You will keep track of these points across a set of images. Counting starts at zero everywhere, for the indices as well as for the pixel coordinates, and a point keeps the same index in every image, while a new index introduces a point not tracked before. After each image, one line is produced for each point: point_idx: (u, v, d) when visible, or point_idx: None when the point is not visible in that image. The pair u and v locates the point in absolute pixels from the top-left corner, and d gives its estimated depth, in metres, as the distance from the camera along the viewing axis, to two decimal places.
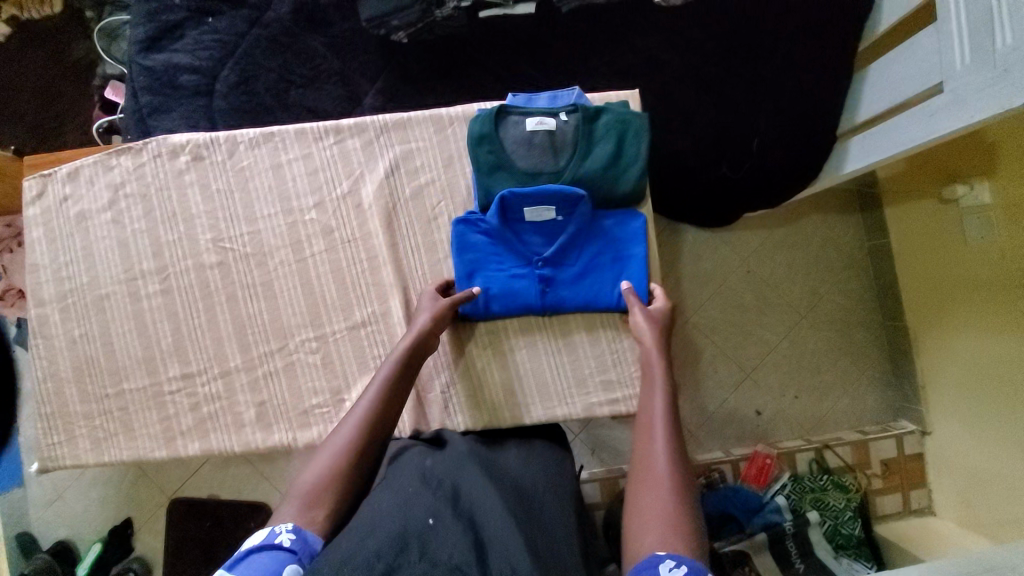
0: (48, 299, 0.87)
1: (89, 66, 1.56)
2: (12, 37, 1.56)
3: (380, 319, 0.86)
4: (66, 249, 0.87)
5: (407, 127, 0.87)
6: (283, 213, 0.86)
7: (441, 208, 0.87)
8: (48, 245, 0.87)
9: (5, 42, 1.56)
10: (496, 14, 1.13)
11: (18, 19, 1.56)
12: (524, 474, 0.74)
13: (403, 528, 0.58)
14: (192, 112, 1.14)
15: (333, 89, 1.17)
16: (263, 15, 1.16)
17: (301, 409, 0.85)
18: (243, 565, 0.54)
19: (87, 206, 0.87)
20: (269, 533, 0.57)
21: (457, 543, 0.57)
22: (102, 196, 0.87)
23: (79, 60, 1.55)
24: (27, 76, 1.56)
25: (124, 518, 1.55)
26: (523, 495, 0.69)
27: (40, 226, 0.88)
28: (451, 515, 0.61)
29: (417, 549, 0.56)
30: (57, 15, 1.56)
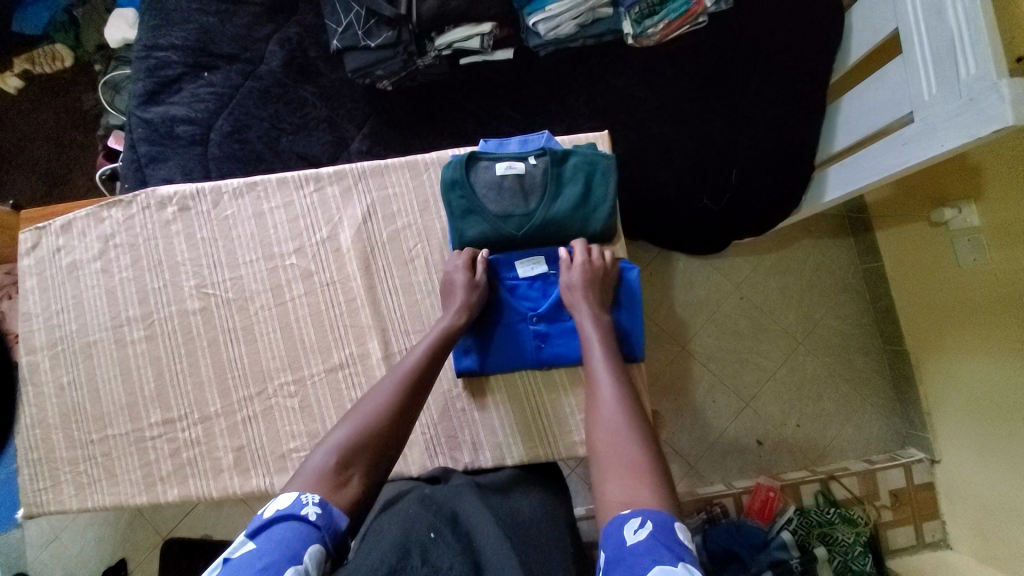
0: (38, 346, 0.89)
1: (98, 116, 1.65)
2: (27, 90, 1.66)
3: (358, 360, 0.87)
4: (58, 298, 0.90)
5: (384, 174, 0.89)
6: (264, 259, 0.89)
7: (417, 251, 0.88)
8: (40, 294, 0.90)
9: (21, 95, 1.66)
10: (476, 59, 1.17)
11: (30, 73, 1.65)
12: (523, 505, 0.74)
13: (406, 538, 0.59)
14: (188, 160, 1.19)
15: (320, 135, 1.21)
16: (257, 68, 1.23)
17: (278, 453, 0.85)
18: (264, 536, 0.52)
19: (79, 256, 0.90)
20: (294, 503, 0.57)
21: (455, 555, 0.58)
22: (93, 246, 0.90)
23: (89, 110, 1.64)
24: (41, 127, 1.65)
25: (118, 559, 1.59)
26: (520, 521, 0.69)
27: (35, 276, 0.91)
28: (451, 533, 0.61)
29: (419, 555, 0.57)
30: (67, 69, 1.65)
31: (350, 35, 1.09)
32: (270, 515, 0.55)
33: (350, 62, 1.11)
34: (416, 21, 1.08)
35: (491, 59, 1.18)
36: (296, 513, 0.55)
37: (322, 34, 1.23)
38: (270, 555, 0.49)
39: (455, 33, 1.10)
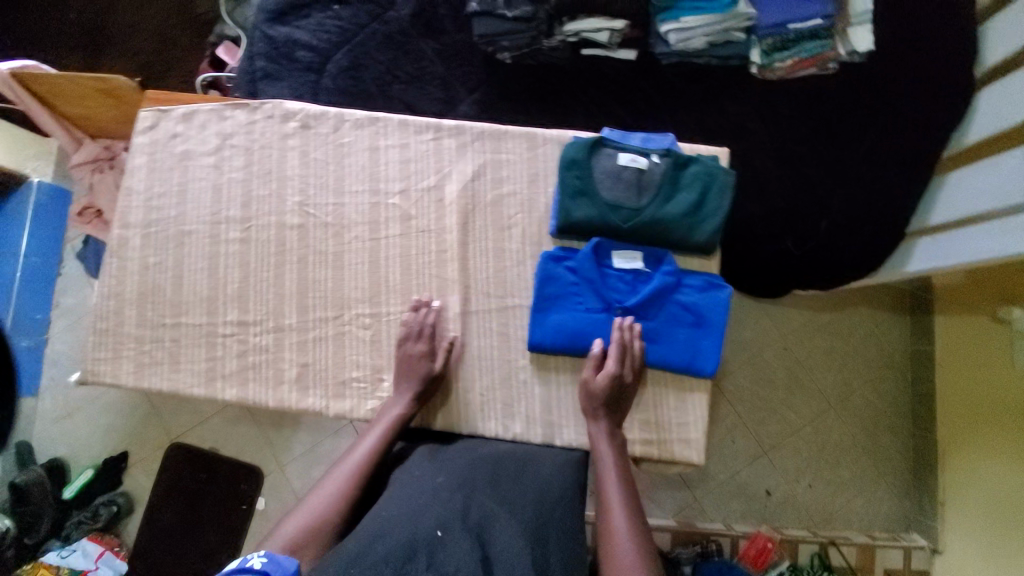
0: (133, 223, 0.90)
1: (206, 23, 1.68)
2: None
3: (435, 310, 0.88)
4: (163, 181, 0.91)
5: (502, 139, 0.90)
6: (369, 192, 0.90)
7: (516, 220, 0.89)
8: (147, 174, 0.91)
9: None
10: (597, 53, 1.21)
11: None
12: (547, 484, 0.75)
13: (413, 537, 0.61)
14: (301, 84, 1.24)
15: (430, 91, 1.23)
16: (385, 13, 1.26)
17: (339, 379, 0.87)
18: None
19: (193, 147, 0.92)
20: (241, 561, 0.57)
21: (465, 556, 0.59)
22: (209, 141, 0.92)
23: (199, 15, 1.68)
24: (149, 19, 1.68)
25: (121, 451, 1.65)
26: (542, 506, 0.71)
27: (144, 155, 0.92)
28: (459, 528, 0.63)
29: (424, 558, 0.58)
30: None
31: (490, 1, 1.12)
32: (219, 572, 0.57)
33: (480, 27, 1.14)
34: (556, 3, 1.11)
35: (611, 55, 1.21)
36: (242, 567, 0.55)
37: None
38: None
39: (586, 23, 1.14)
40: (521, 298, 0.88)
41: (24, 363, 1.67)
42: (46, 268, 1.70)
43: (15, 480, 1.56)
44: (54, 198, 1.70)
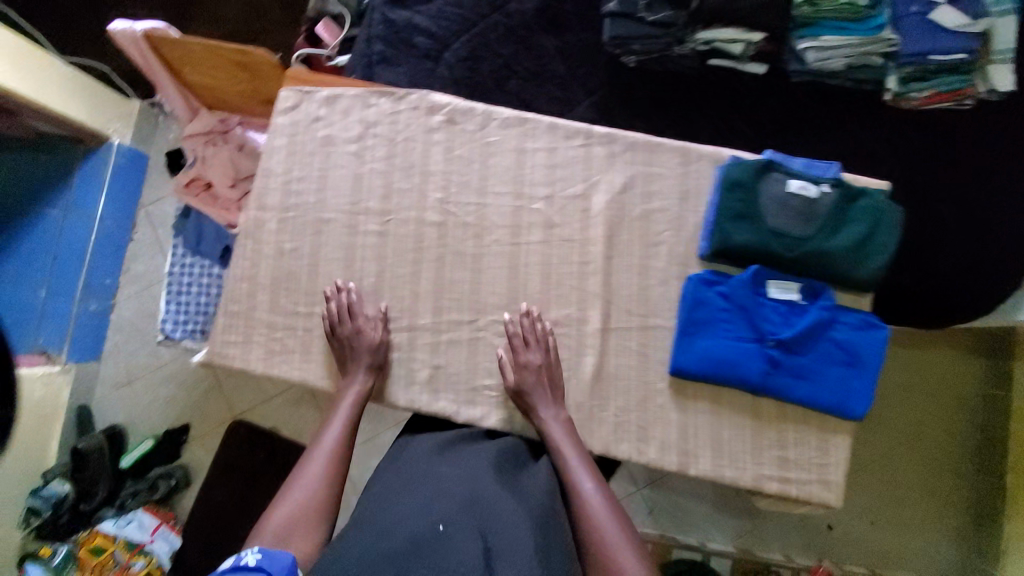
0: (271, 206, 0.88)
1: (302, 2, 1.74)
2: None
3: (575, 323, 0.85)
4: (304, 165, 0.89)
5: (656, 151, 0.87)
6: (512, 196, 0.87)
7: (664, 237, 0.86)
8: (286, 156, 0.89)
9: None
10: (725, 65, 1.16)
11: None
12: (537, 483, 0.75)
13: (415, 536, 0.61)
14: (417, 72, 1.20)
15: (549, 89, 1.19)
16: (506, 5, 1.23)
17: (470, 385, 0.85)
18: None
19: (335, 132, 0.89)
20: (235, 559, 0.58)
21: (469, 552, 0.59)
22: (353, 128, 0.89)
23: None
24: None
25: (183, 424, 1.66)
26: (536, 502, 0.70)
27: (285, 137, 0.90)
28: (460, 523, 0.63)
29: (427, 553, 0.58)
30: None
31: (630, 2, 1.08)
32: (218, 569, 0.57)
33: (614, 28, 1.11)
34: (699, 10, 1.07)
35: (740, 69, 1.17)
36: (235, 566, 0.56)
37: None
38: None
39: (723, 33, 1.10)
40: (664, 320, 0.85)
41: (92, 325, 1.68)
42: (118, 233, 1.73)
43: (78, 446, 1.55)
44: (132, 162, 1.74)
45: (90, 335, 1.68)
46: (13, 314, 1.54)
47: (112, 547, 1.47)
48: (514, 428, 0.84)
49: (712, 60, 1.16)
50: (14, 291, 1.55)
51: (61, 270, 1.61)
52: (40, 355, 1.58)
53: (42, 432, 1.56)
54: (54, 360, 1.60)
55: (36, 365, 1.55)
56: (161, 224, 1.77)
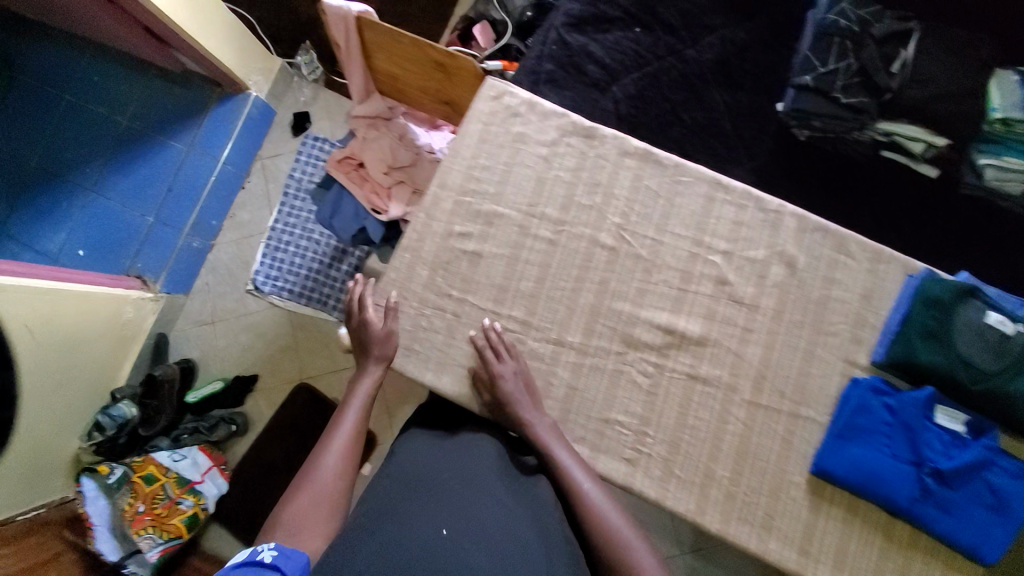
0: (450, 185, 0.89)
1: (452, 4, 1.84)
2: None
3: (723, 387, 0.81)
4: (491, 155, 0.89)
5: (846, 243, 0.85)
6: (691, 242, 0.85)
7: (837, 329, 0.83)
8: (477, 141, 0.90)
9: None
10: (897, 159, 1.13)
11: None
12: (537, 492, 0.75)
13: (420, 543, 0.61)
14: (582, 97, 1.20)
15: (711, 144, 1.17)
16: (684, 50, 1.21)
17: (605, 417, 0.82)
18: None
19: (530, 132, 0.90)
20: (250, 552, 0.60)
21: (471, 555, 0.60)
22: (548, 132, 0.90)
23: None
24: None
25: (252, 374, 1.72)
26: (533, 508, 0.72)
27: (480, 123, 0.90)
28: (461, 529, 0.63)
29: (431, 558, 0.59)
30: None
31: (827, 80, 1.08)
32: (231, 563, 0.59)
33: (801, 101, 1.10)
34: (892, 102, 1.08)
35: (912, 168, 1.13)
36: (252, 560, 0.58)
37: (764, 53, 1.20)
38: None
39: (907, 128, 1.09)
40: (816, 415, 0.82)
41: (186, 260, 1.74)
42: (234, 178, 1.79)
43: (154, 373, 1.60)
44: (261, 116, 1.79)
45: (184, 269, 1.73)
46: (126, 235, 1.66)
47: (162, 478, 1.49)
48: (635, 488, 0.80)
49: (884, 150, 1.13)
50: (128, 212, 1.66)
51: (174, 202, 1.67)
52: (139, 279, 1.65)
53: (121, 355, 1.60)
54: (149, 287, 1.66)
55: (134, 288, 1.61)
56: (272, 178, 1.83)
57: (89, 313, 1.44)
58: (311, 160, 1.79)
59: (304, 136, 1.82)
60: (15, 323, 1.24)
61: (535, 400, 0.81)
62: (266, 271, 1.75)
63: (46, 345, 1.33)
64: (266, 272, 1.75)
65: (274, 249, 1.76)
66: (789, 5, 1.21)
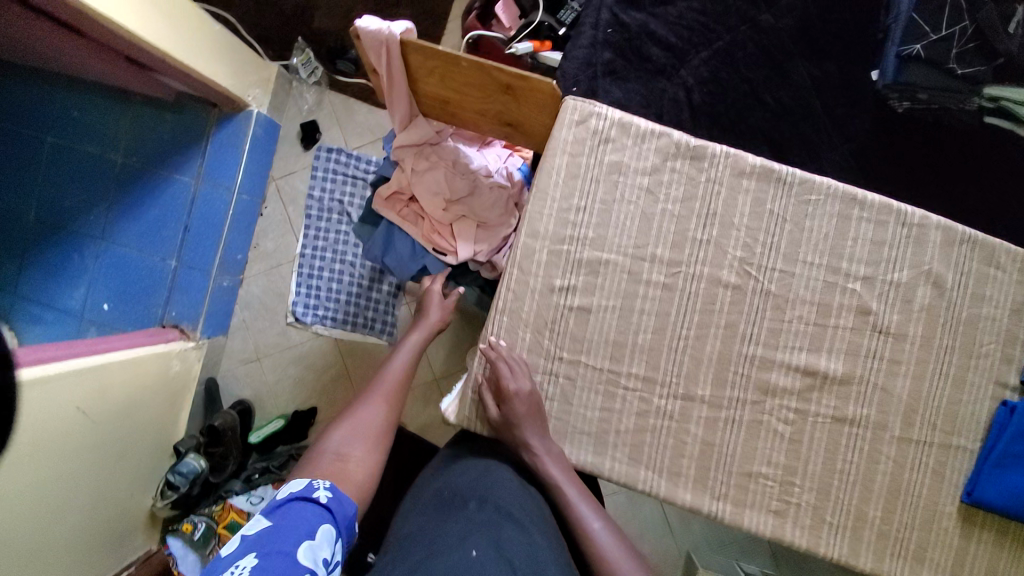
0: (543, 233, 0.78)
1: None
2: None
3: (871, 426, 0.76)
4: (586, 192, 0.78)
5: (996, 252, 0.76)
6: (826, 269, 0.76)
7: (988, 347, 0.76)
8: (567, 178, 0.78)
9: None
10: (1002, 125, 0.99)
11: None
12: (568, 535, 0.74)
13: (450, 561, 0.61)
14: (649, 89, 1.04)
15: (801, 127, 1.03)
16: (760, 16, 1.04)
17: (745, 470, 0.77)
18: (285, 507, 0.65)
19: (627, 159, 0.77)
20: (309, 486, 0.69)
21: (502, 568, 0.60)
22: (647, 157, 0.77)
23: None
24: None
25: (311, 407, 1.67)
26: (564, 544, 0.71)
27: (567, 155, 0.78)
28: (490, 544, 0.64)
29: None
30: None
31: (940, 49, 0.95)
32: (291, 487, 0.69)
33: (906, 73, 0.97)
34: (1006, 65, 0.97)
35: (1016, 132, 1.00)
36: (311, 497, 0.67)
37: (853, 10, 1.03)
38: (289, 532, 0.63)
39: (1019, 92, 0.97)
40: (966, 441, 0.77)
41: (220, 302, 1.64)
42: (251, 206, 1.65)
43: (214, 422, 1.56)
44: (267, 133, 1.61)
45: (219, 310, 1.64)
46: (153, 283, 1.56)
47: None
48: (783, 537, 0.77)
49: (987, 117, 0.99)
50: (149, 258, 1.54)
51: (194, 243, 1.55)
52: (176, 330, 1.56)
53: (175, 410, 1.54)
54: (190, 336, 1.58)
55: (175, 341, 1.53)
56: (291, 199, 1.69)
57: (135, 380, 1.36)
58: (329, 175, 1.64)
59: (317, 148, 1.66)
60: (69, 408, 1.16)
61: (541, 421, 0.76)
62: (304, 302, 1.67)
63: (105, 420, 1.27)
64: (305, 303, 1.66)
65: (309, 277, 1.66)
66: None
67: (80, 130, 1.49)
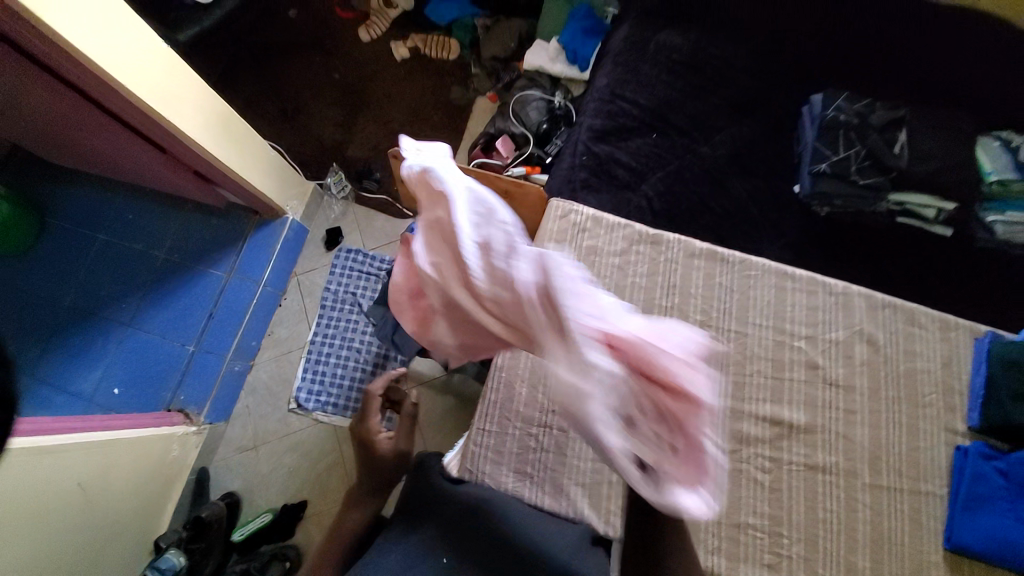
0: None
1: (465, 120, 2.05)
2: (428, 89, 2.09)
3: (840, 473, 0.83)
4: None
5: (918, 315, 0.91)
6: (774, 331, 0.90)
7: (930, 398, 0.87)
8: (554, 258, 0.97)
9: (417, 86, 2.09)
10: (913, 224, 1.23)
11: (417, 52, 2.12)
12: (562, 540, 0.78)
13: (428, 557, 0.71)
14: (618, 199, 1.31)
15: (745, 228, 1.26)
16: (699, 148, 1.34)
17: (734, 521, 0.82)
18: None
19: (601, 244, 0.97)
20: None
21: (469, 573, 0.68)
22: (617, 243, 0.97)
23: (463, 114, 2.05)
24: (433, 112, 2.06)
25: (302, 499, 1.64)
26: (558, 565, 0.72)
27: (553, 241, 0.98)
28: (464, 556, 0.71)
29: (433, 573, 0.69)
30: (458, 88, 2.08)
31: (842, 165, 1.19)
32: None
33: (820, 184, 1.21)
34: (902, 177, 1.19)
35: (927, 229, 1.23)
36: None
37: (772, 143, 1.33)
38: None
39: (916, 197, 1.20)
40: (934, 487, 0.84)
41: (226, 387, 1.70)
42: (271, 298, 1.82)
43: (201, 512, 1.52)
44: (296, 236, 1.86)
45: (226, 395, 1.71)
46: (169, 368, 1.64)
47: None
48: None
49: (900, 218, 1.23)
50: (171, 344, 1.64)
51: (215, 329, 1.67)
52: (180, 414, 1.61)
53: (164, 495, 1.51)
54: (193, 420, 1.62)
55: (178, 424, 1.57)
56: (309, 292, 1.87)
57: (136, 458, 1.37)
58: (345, 272, 1.83)
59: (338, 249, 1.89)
60: (71, 484, 1.17)
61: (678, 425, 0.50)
62: (308, 388, 1.70)
63: (101, 503, 1.26)
64: (308, 389, 1.70)
65: (315, 363, 1.72)
66: (783, 101, 1.36)
67: (130, 230, 1.69)
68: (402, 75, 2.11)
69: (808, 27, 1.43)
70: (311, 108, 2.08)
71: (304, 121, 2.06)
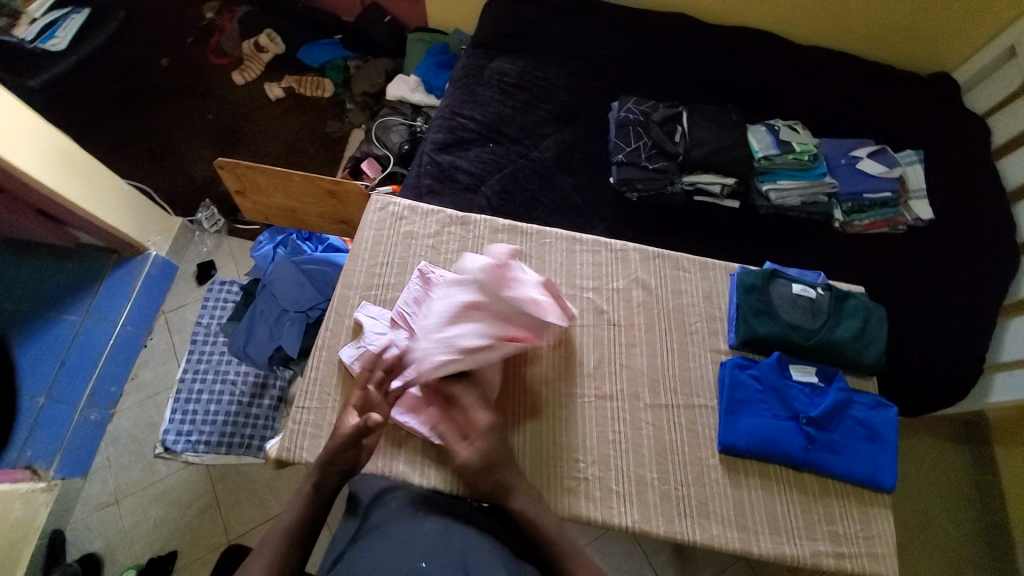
0: (356, 283, 1.06)
1: (341, 150, 2.14)
2: (303, 123, 2.18)
3: (626, 398, 1.01)
4: (389, 253, 1.08)
5: (680, 260, 1.13)
6: (567, 287, 1.09)
7: (698, 326, 1.08)
8: (373, 243, 1.08)
9: (291, 122, 2.18)
10: (707, 200, 1.47)
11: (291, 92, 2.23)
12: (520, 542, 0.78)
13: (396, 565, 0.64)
14: (460, 201, 1.44)
15: (572, 216, 1.44)
16: (530, 152, 1.52)
17: (537, 455, 0.95)
18: None
19: (416, 229, 1.11)
20: None
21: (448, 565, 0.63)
22: (430, 226, 1.12)
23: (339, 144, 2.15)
24: (308, 144, 2.14)
25: (171, 550, 1.50)
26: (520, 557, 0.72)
27: (372, 230, 1.10)
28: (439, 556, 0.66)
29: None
30: (333, 121, 2.19)
31: (634, 154, 1.42)
32: None
33: (623, 171, 1.42)
34: (685, 161, 1.41)
35: (719, 204, 1.48)
36: None
37: (590, 145, 1.55)
38: None
39: (703, 176, 1.43)
40: (706, 399, 1.02)
41: (82, 437, 1.57)
42: (134, 338, 1.73)
43: None
44: (163, 272, 1.81)
45: (81, 447, 1.57)
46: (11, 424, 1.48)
47: None
48: (581, 510, 0.92)
49: (697, 196, 1.47)
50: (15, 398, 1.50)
51: (67, 376, 1.56)
52: (26, 471, 1.46)
53: None
54: (41, 476, 1.47)
55: (22, 480, 1.42)
56: (178, 329, 1.80)
57: None
58: (218, 303, 1.80)
59: (211, 282, 1.85)
60: None
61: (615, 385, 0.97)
62: (177, 428, 1.61)
63: None
64: (177, 430, 1.61)
65: (185, 401, 1.64)
66: (596, 113, 1.61)
67: None
68: (276, 113, 2.19)
69: (612, 53, 1.71)
70: (182, 148, 2.09)
71: (174, 161, 2.06)
